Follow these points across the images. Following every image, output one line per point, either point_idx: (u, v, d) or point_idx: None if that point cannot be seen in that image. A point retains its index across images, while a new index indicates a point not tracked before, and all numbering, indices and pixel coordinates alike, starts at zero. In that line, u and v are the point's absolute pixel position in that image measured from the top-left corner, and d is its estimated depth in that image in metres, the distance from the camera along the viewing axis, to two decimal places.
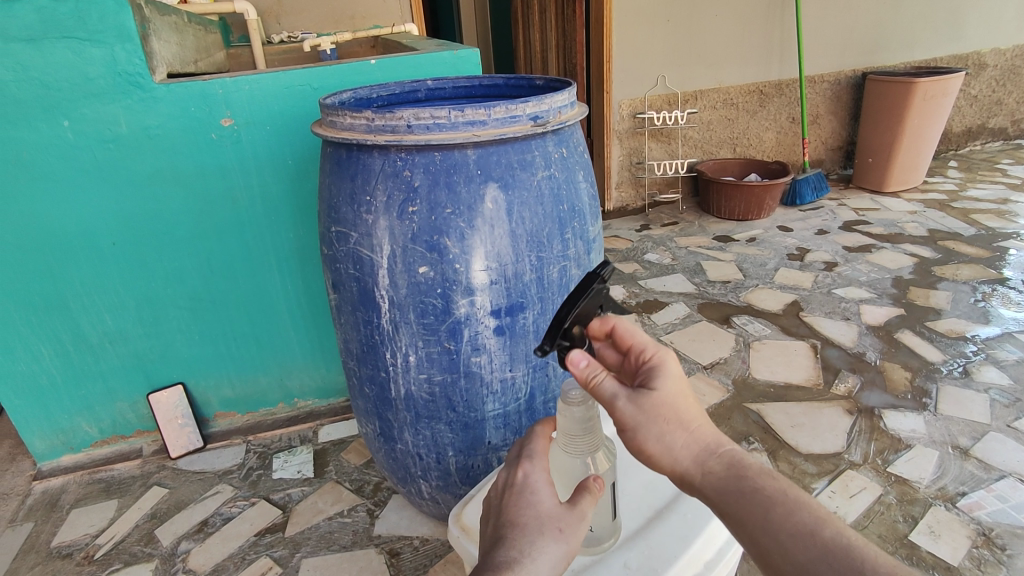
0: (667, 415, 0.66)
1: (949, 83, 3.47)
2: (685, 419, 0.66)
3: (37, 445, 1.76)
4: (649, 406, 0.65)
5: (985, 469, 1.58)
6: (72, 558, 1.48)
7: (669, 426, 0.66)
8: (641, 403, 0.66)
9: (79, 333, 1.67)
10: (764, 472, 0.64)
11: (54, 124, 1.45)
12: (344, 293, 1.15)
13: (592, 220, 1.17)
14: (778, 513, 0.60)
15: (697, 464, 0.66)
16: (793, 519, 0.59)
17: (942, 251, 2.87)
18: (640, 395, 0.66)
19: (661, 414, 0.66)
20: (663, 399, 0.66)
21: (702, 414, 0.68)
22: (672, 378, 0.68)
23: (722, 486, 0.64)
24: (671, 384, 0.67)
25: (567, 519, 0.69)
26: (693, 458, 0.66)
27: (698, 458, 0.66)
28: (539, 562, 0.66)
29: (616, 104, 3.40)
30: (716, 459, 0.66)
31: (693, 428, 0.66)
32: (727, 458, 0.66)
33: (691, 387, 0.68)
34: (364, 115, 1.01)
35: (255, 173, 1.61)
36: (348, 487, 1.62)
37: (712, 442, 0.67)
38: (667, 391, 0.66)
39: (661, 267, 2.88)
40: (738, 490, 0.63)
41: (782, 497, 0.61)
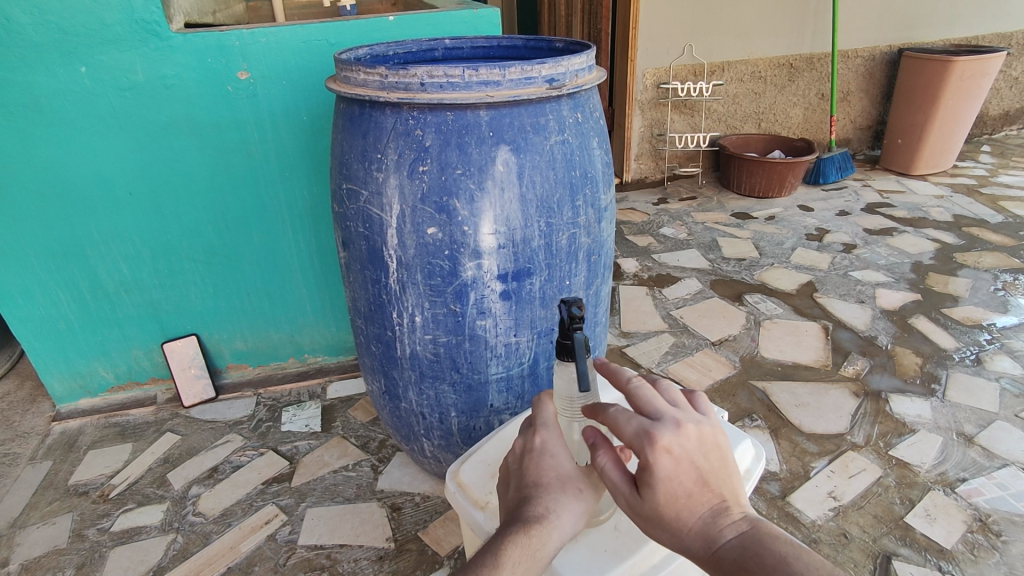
0: (660, 519, 0.62)
1: (989, 63, 3.33)
2: (674, 523, 0.62)
3: (56, 387, 1.82)
4: (642, 514, 0.63)
5: (988, 457, 1.57)
6: (88, 495, 1.54)
7: (661, 531, 0.63)
8: (636, 508, 0.63)
9: (96, 281, 1.70)
10: (748, 553, 0.60)
11: (71, 70, 1.45)
12: (354, 251, 1.16)
13: (605, 188, 1.16)
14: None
15: (696, 560, 0.62)
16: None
17: (965, 237, 2.80)
18: (634, 502, 0.63)
19: (657, 521, 0.62)
20: (655, 504, 0.62)
21: (692, 502, 0.61)
22: (662, 480, 0.60)
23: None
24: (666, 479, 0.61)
25: (586, 481, 0.73)
26: (689, 551, 0.62)
27: (689, 548, 0.62)
28: (565, 519, 0.69)
29: (639, 73, 3.32)
30: (710, 555, 0.61)
31: (681, 530, 0.62)
32: (713, 545, 0.61)
33: (685, 479, 0.61)
34: (377, 71, 1.00)
35: (270, 127, 1.61)
36: (354, 442, 1.66)
37: (701, 539, 0.61)
38: (658, 497, 0.61)
39: (676, 242, 2.85)
40: None
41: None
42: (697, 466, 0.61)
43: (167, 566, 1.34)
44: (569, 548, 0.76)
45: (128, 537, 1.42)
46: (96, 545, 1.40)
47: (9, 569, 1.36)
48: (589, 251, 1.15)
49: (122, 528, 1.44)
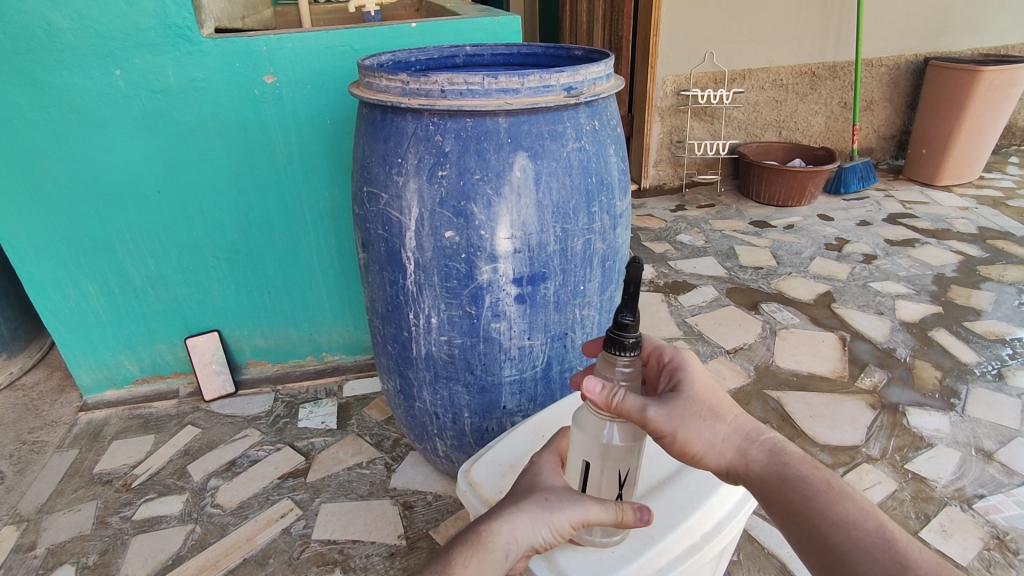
0: (698, 413, 0.71)
1: (1018, 73, 3.27)
2: (722, 411, 0.72)
3: (83, 378, 1.88)
4: (684, 406, 0.70)
5: (1008, 474, 1.55)
6: (111, 484, 1.59)
7: (705, 422, 0.71)
8: (676, 404, 0.70)
9: (124, 276, 1.76)
10: (807, 462, 0.70)
11: (107, 73, 1.51)
12: (373, 252, 1.18)
13: (620, 195, 1.17)
14: (822, 499, 0.67)
15: (739, 455, 0.71)
16: (835, 509, 0.66)
17: (990, 250, 2.75)
18: (673, 400, 0.70)
19: (698, 411, 0.71)
20: (697, 397, 0.72)
21: (732, 405, 0.74)
22: (696, 374, 0.74)
23: (767, 477, 0.69)
24: (696, 381, 0.74)
25: (557, 494, 0.72)
26: (734, 447, 0.72)
27: (735, 445, 0.72)
28: (520, 523, 0.69)
29: (659, 80, 3.33)
30: (756, 448, 0.71)
31: (731, 420, 0.72)
32: (768, 446, 0.72)
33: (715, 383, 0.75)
34: (399, 78, 1.02)
35: (294, 130, 1.65)
36: (369, 440, 1.69)
37: (755, 433, 0.72)
38: (697, 389, 0.73)
39: (693, 249, 2.84)
40: (782, 481, 0.69)
41: (825, 488, 0.68)
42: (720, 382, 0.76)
43: (186, 555, 1.38)
44: (561, 551, 0.76)
45: (148, 526, 1.46)
46: (118, 532, 1.45)
47: (36, 553, 1.41)
48: (604, 256, 1.16)
49: (143, 516, 1.49)
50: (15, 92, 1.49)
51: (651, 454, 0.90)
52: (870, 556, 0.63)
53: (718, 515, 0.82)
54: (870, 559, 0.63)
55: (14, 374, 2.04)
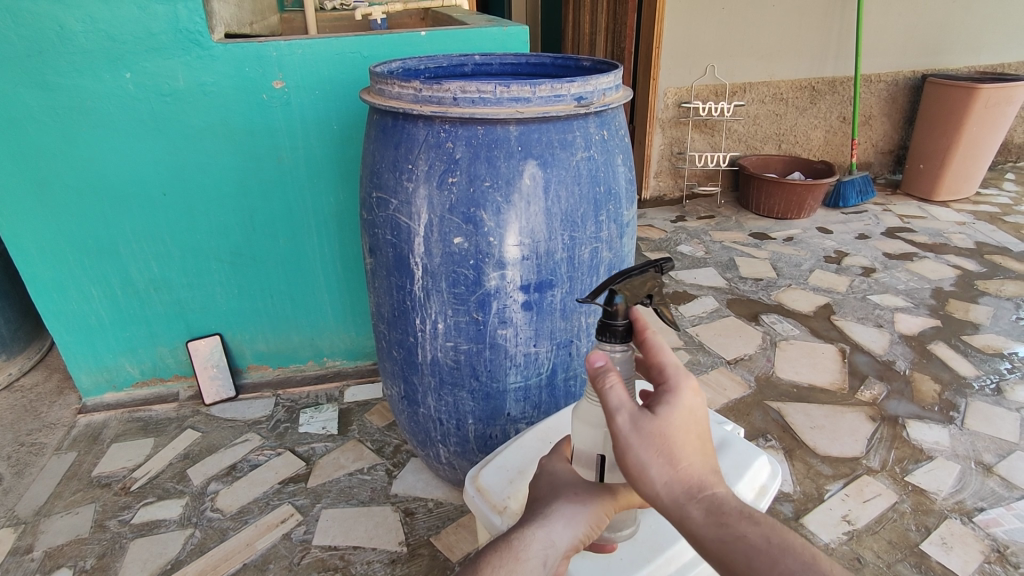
0: (660, 446, 0.62)
1: (1014, 90, 3.31)
2: (676, 455, 0.62)
3: (83, 380, 1.87)
4: (644, 431, 0.62)
5: (1007, 488, 1.55)
6: (110, 487, 1.58)
7: (654, 457, 0.61)
8: (639, 424, 0.62)
9: (128, 278, 1.76)
10: (747, 514, 0.60)
11: (117, 76, 1.52)
12: (381, 257, 1.19)
13: (627, 205, 1.18)
14: (762, 561, 0.57)
15: (676, 504, 0.61)
16: (779, 571, 0.56)
17: (987, 264, 2.78)
18: (642, 417, 0.62)
19: (658, 442, 0.62)
20: (665, 429, 0.62)
21: (696, 449, 0.63)
22: (682, 411, 0.63)
23: (704, 533, 0.59)
24: (679, 415, 0.63)
25: (582, 487, 0.73)
26: (672, 491, 0.61)
27: (670, 488, 0.61)
28: (553, 524, 0.69)
29: (661, 92, 3.36)
30: (696, 501, 0.61)
31: (680, 465, 0.62)
32: (707, 496, 0.61)
33: (700, 426, 0.64)
34: (412, 85, 1.04)
35: (301, 135, 1.65)
36: (370, 446, 1.69)
37: (695, 481, 0.62)
38: (673, 422, 0.62)
39: (694, 260, 2.86)
40: (720, 538, 0.59)
41: (767, 546, 0.58)
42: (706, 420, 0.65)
43: (185, 559, 1.37)
44: (583, 554, 0.76)
45: (148, 529, 1.45)
46: (116, 536, 1.44)
47: (34, 556, 1.40)
48: (610, 265, 1.17)
49: (142, 520, 1.48)
50: (25, 93, 1.50)
51: None
52: None
53: None
54: None
55: (13, 375, 2.03)
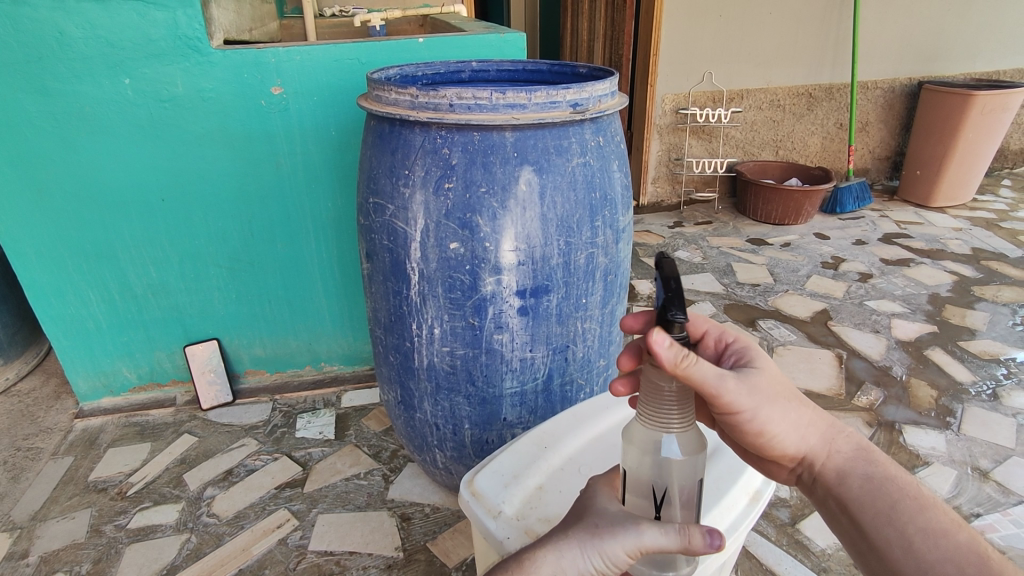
0: (781, 394, 0.70)
1: (1010, 98, 3.33)
2: (807, 402, 0.72)
3: (80, 385, 1.87)
4: (767, 385, 0.70)
5: (1004, 493, 1.55)
6: (107, 492, 1.58)
7: (792, 404, 0.71)
8: (750, 379, 0.69)
9: (126, 283, 1.76)
10: (890, 463, 0.70)
11: (116, 82, 1.52)
12: (377, 262, 1.19)
13: (623, 210, 1.19)
14: (906, 499, 0.66)
15: (821, 445, 0.72)
16: (923, 517, 0.64)
17: (984, 270, 2.79)
18: (755, 375, 0.69)
19: (783, 394, 0.70)
20: (777, 381, 0.71)
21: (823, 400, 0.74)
22: (767, 361, 0.73)
23: (847, 471, 0.70)
24: (769, 365, 0.73)
25: (607, 520, 0.69)
26: (816, 438, 0.72)
27: (815, 435, 0.72)
28: (571, 550, 0.66)
29: (659, 98, 3.37)
30: (840, 445, 0.72)
31: (816, 411, 0.73)
32: (849, 444, 0.71)
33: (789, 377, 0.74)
34: (408, 92, 1.04)
35: (300, 141, 1.66)
36: (367, 451, 1.68)
37: (839, 428, 0.73)
38: (773, 373, 0.71)
39: (691, 265, 2.86)
40: (864, 477, 0.69)
41: (913, 492, 0.66)
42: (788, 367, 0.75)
43: (181, 564, 1.37)
44: None
45: (144, 535, 1.45)
46: (112, 541, 1.43)
47: (29, 560, 1.39)
48: (606, 270, 1.18)
49: (138, 525, 1.47)
50: (24, 99, 1.50)
51: None
52: (956, 565, 0.61)
53: (722, 526, 0.81)
54: (958, 568, 0.61)
55: (9, 380, 2.03)
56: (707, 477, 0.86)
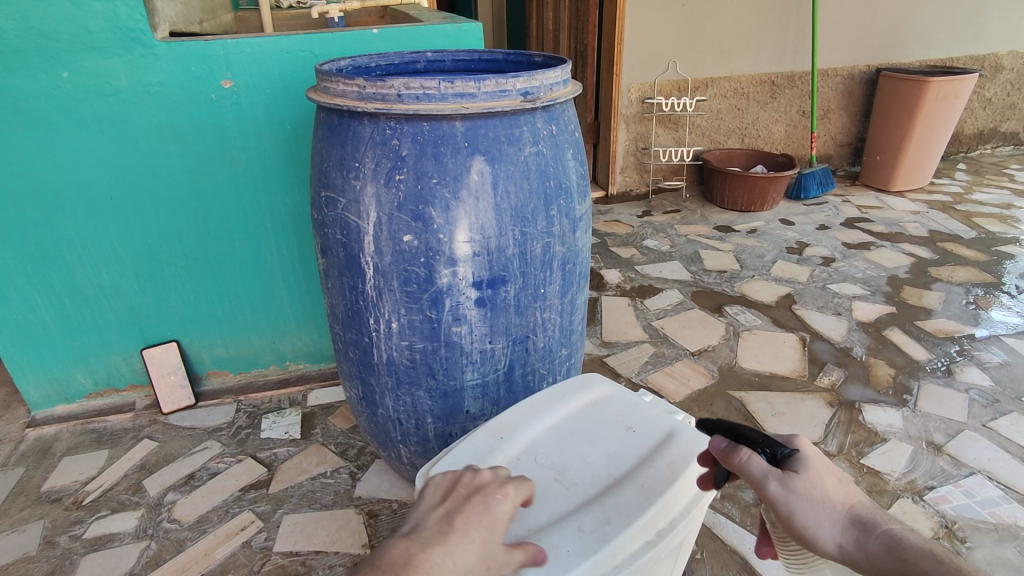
0: (812, 498, 0.70)
1: (964, 83, 3.41)
2: (832, 499, 0.70)
3: (32, 392, 1.81)
4: (793, 487, 0.71)
5: (956, 466, 1.60)
6: (61, 502, 1.53)
7: (817, 508, 0.70)
8: (790, 484, 0.71)
9: (75, 285, 1.70)
10: (924, 546, 0.64)
11: (54, 76, 1.47)
12: (332, 258, 1.17)
13: (579, 199, 1.19)
14: None
15: (856, 544, 0.67)
16: None
17: (940, 252, 2.86)
18: (788, 476, 0.72)
19: (803, 494, 0.71)
20: (806, 481, 0.72)
21: (843, 489, 0.72)
22: (814, 465, 0.74)
23: (882, 562, 0.64)
24: (812, 471, 0.73)
25: None
26: (850, 540, 0.67)
27: (849, 538, 0.68)
28: None
29: (624, 88, 3.38)
30: (873, 537, 0.66)
31: (835, 503, 0.70)
32: (883, 533, 0.66)
33: (830, 471, 0.73)
34: (356, 83, 1.02)
35: (253, 136, 1.62)
36: (333, 449, 1.66)
37: (867, 518, 0.69)
38: (808, 475, 0.72)
39: (659, 254, 2.89)
40: (899, 566, 0.62)
41: (950, 574, 0.61)
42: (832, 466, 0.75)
43: (140, 572, 1.33)
44: None
45: (101, 543, 1.41)
46: (67, 552, 1.40)
47: None
48: (563, 260, 1.17)
49: (94, 534, 1.43)
50: None
51: (604, 450, 0.90)
52: None
53: (674, 511, 0.82)
54: None
55: None
56: (661, 459, 0.87)
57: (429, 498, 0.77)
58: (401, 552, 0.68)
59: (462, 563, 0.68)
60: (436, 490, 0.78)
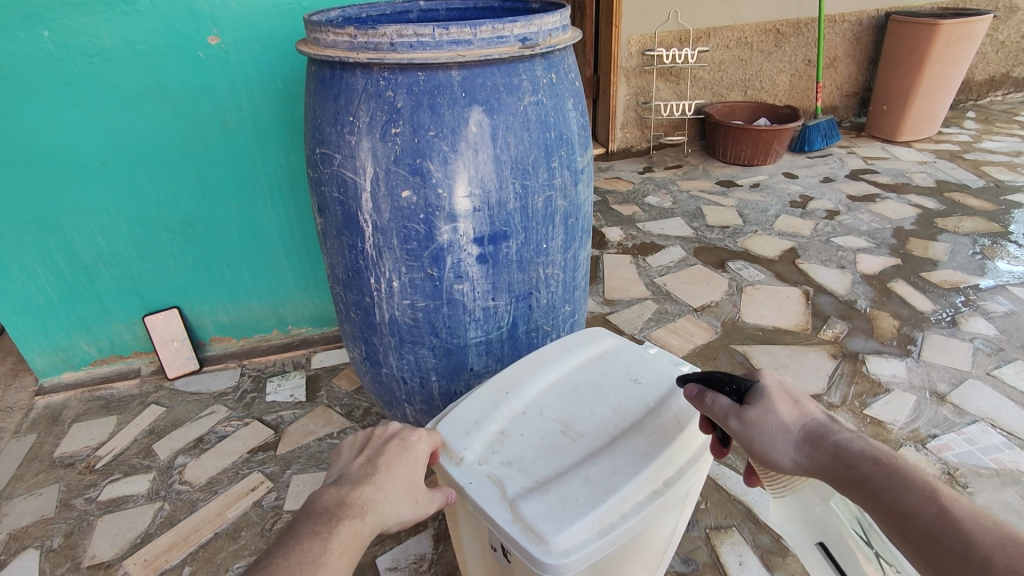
0: (771, 425, 0.71)
1: (975, 26, 3.30)
2: (787, 422, 0.72)
3: (37, 361, 1.81)
4: (750, 418, 0.72)
5: (959, 414, 1.61)
6: (74, 467, 1.55)
7: (773, 433, 0.71)
8: (747, 416, 0.73)
9: (73, 254, 1.68)
10: (868, 455, 0.66)
11: (34, 35, 1.41)
12: (330, 217, 1.15)
13: (581, 150, 1.15)
14: (890, 491, 0.63)
15: (810, 461, 0.69)
16: (901, 500, 0.62)
17: (946, 202, 2.82)
18: (745, 409, 0.73)
19: (761, 425, 0.72)
20: (763, 409, 0.72)
21: (801, 410, 0.73)
22: (771, 391, 0.74)
23: (831, 476, 0.66)
24: (771, 399, 0.73)
25: None
26: (804, 457, 0.69)
27: (803, 454, 0.69)
28: None
29: (624, 39, 3.27)
30: (822, 452, 0.68)
31: (792, 426, 0.71)
32: (831, 444, 0.68)
33: (788, 396, 0.74)
34: (346, 32, 0.98)
35: (244, 95, 1.58)
36: (339, 411, 1.68)
37: (815, 434, 0.70)
38: (765, 403, 0.73)
39: (661, 210, 2.85)
40: (849, 480, 0.65)
41: (888, 482, 0.63)
42: (790, 386, 0.76)
43: (155, 532, 1.36)
44: None
45: (115, 505, 1.43)
46: (83, 514, 1.42)
47: None
48: (565, 214, 1.15)
49: (108, 497, 1.46)
50: None
51: (610, 403, 0.89)
52: (938, 541, 0.59)
53: (682, 460, 0.82)
54: (939, 543, 0.59)
55: None
56: (668, 410, 0.87)
57: (345, 452, 0.82)
58: (331, 499, 0.73)
59: (392, 495, 0.75)
60: (353, 443, 0.83)
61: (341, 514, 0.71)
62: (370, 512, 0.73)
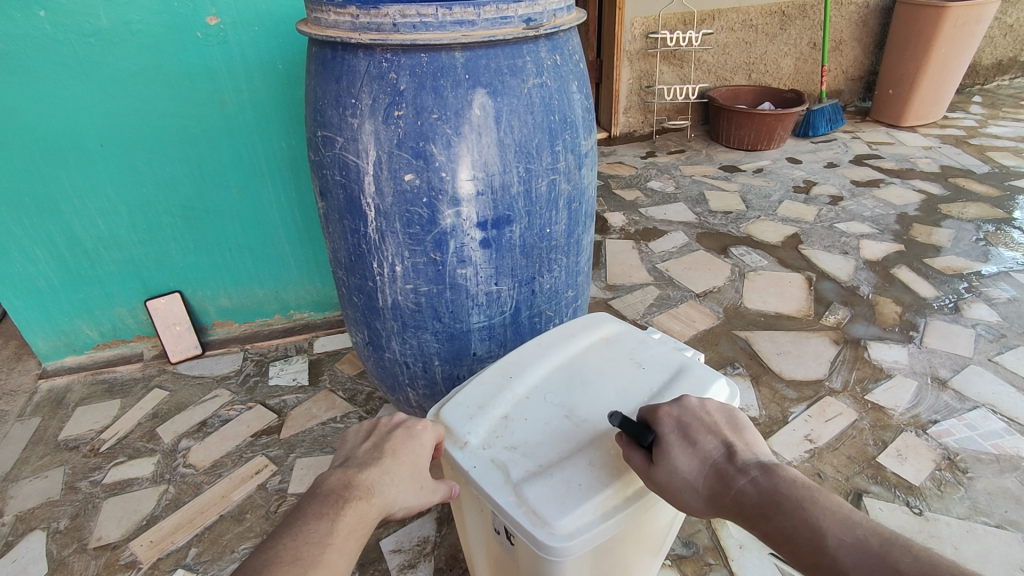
0: (678, 484, 0.72)
1: (984, 9, 3.24)
2: (693, 479, 0.71)
3: (40, 345, 1.81)
4: (658, 483, 0.72)
5: (960, 400, 1.61)
6: (78, 450, 1.56)
7: (682, 494, 0.72)
8: (657, 479, 0.72)
9: (73, 237, 1.67)
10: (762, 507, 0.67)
11: (30, 14, 1.40)
12: (332, 200, 1.14)
13: (585, 134, 1.14)
14: (787, 542, 0.65)
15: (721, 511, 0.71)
16: (797, 552, 0.64)
17: (951, 188, 2.80)
18: (651, 474, 0.73)
19: (669, 485, 0.72)
20: (667, 471, 0.72)
21: (703, 456, 0.72)
22: (671, 447, 0.73)
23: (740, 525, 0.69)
24: (672, 456, 0.72)
25: None
26: (715, 509, 0.71)
27: (713, 507, 0.71)
28: None
29: (628, 22, 3.23)
30: (727, 506, 0.69)
31: (696, 481, 0.71)
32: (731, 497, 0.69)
33: (687, 444, 0.73)
34: (348, 11, 0.96)
35: (244, 77, 1.56)
36: (342, 395, 1.68)
37: (718, 486, 0.70)
38: (667, 464, 0.72)
39: (664, 196, 2.83)
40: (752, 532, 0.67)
41: (782, 537, 0.65)
42: (691, 427, 0.75)
43: (160, 514, 1.37)
44: None
45: (120, 488, 1.44)
46: (89, 496, 1.43)
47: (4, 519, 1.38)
48: (569, 198, 1.14)
49: (114, 480, 1.47)
50: None
51: (615, 387, 0.89)
52: None
53: None
54: None
55: None
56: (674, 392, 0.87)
57: (350, 439, 0.82)
58: (336, 481, 0.73)
59: (397, 479, 0.76)
60: (357, 432, 0.83)
61: (347, 496, 0.71)
62: (376, 495, 0.73)
